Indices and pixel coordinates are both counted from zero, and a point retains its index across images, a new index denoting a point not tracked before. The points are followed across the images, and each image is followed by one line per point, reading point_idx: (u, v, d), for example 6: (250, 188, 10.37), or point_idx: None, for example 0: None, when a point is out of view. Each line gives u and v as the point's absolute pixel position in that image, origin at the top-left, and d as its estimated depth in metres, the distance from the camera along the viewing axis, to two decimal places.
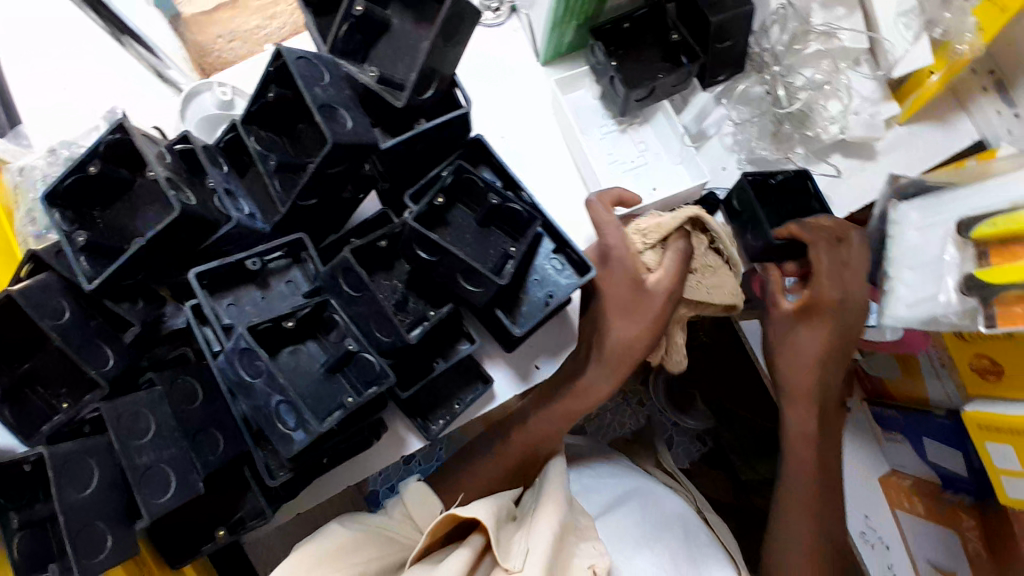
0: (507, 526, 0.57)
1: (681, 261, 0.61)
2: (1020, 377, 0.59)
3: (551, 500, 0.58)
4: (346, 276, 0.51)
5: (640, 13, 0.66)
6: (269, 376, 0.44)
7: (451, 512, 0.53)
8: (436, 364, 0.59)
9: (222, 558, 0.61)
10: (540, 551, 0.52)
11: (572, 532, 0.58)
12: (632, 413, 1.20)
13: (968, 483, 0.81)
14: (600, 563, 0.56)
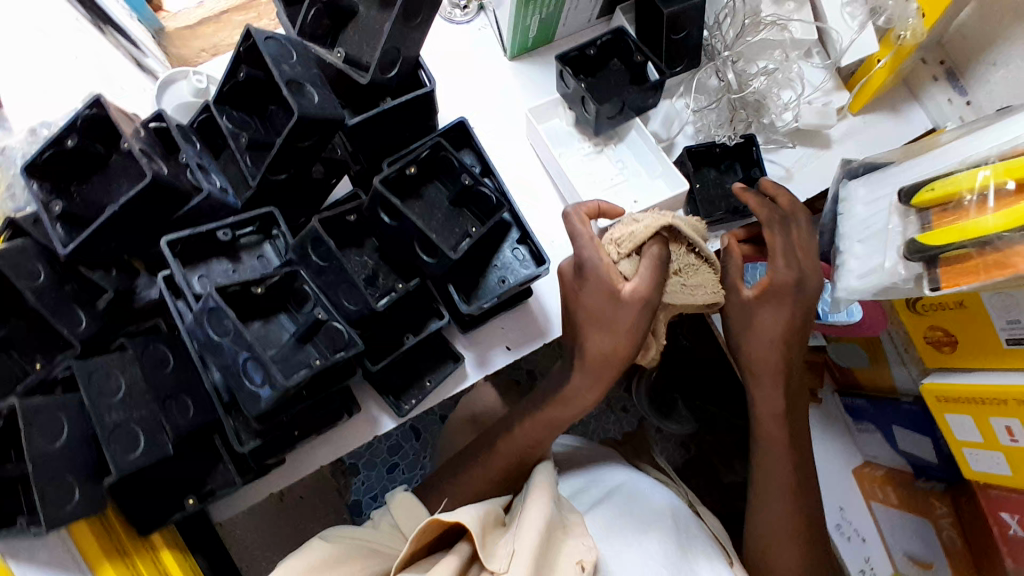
0: (493, 530, 0.58)
1: (658, 270, 0.59)
2: (974, 345, 0.59)
3: (534, 502, 0.59)
4: (315, 247, 0.53)
5: (605, 40, 0.68)
6: (236, 334, 0.46)
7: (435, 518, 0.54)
8: (406, 338, 0.59)
9: (190, 530, 0.62)
10: (525, 552, 0.54)
11: (559, 529, 0.59)
12: (617, 420, 1.28)
13: (939, 470, 0.85)
14: (586, 559, 0.57)
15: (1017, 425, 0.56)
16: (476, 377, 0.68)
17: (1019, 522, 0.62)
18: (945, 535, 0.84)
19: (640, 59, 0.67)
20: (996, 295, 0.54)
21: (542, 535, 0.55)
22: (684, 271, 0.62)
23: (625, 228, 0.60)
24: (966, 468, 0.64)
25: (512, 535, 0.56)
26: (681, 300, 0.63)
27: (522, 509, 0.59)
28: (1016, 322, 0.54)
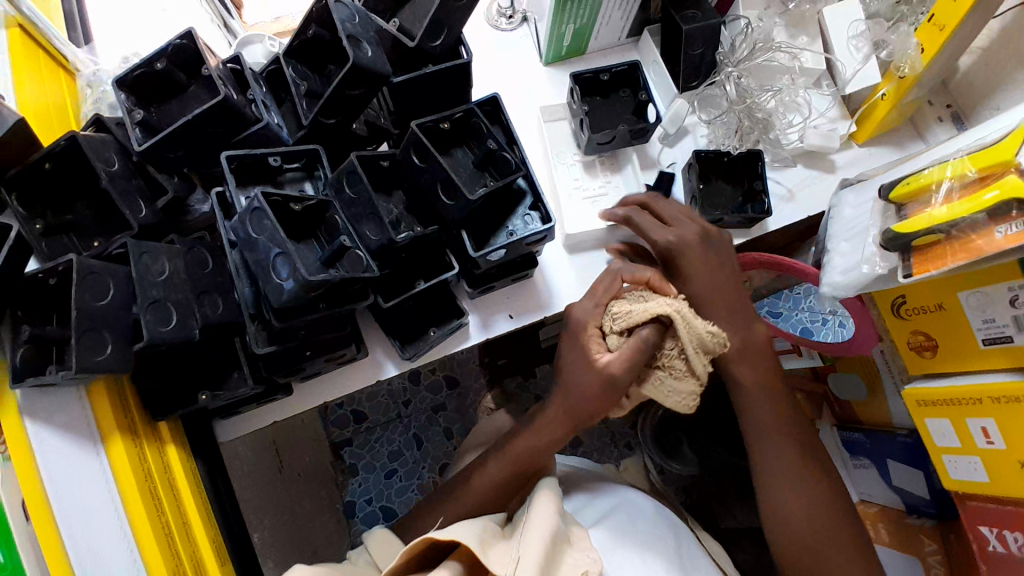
0: (494, 541, 0.61)
1: (634, 357, 0.63)
2: (953, 350, 0.61)
3: (539, 514, 0.62)
4: (350, 180, 0.59)
5: (618, 69, 0.76)
6: (271, 233, 0.52)
7: (427, 536, 0.57)
8: (418, 282, 0.65)
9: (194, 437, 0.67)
10: (528, 560, 0.56)
11: (562, 542, 0.61)
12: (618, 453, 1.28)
13: (930, 508, 0.84)
14: (592, 570, 0.59)
15: (991, 426, 0.57)
16: (478, 338, 0.73)
17: (999, 536, 0.62)
18: None
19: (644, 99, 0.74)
20: (971, 293, 0.57)
21: (547, 545, 0.58)
22: (669, 366, 0.64)
23: (627, 310, 0.64)
24: (947, 478, 0.65)
25: (517, 545, 0.59)
26: (659, 392, 0.66)
27: (528, 518, 0.62)
28: (990, 321, 0.56)
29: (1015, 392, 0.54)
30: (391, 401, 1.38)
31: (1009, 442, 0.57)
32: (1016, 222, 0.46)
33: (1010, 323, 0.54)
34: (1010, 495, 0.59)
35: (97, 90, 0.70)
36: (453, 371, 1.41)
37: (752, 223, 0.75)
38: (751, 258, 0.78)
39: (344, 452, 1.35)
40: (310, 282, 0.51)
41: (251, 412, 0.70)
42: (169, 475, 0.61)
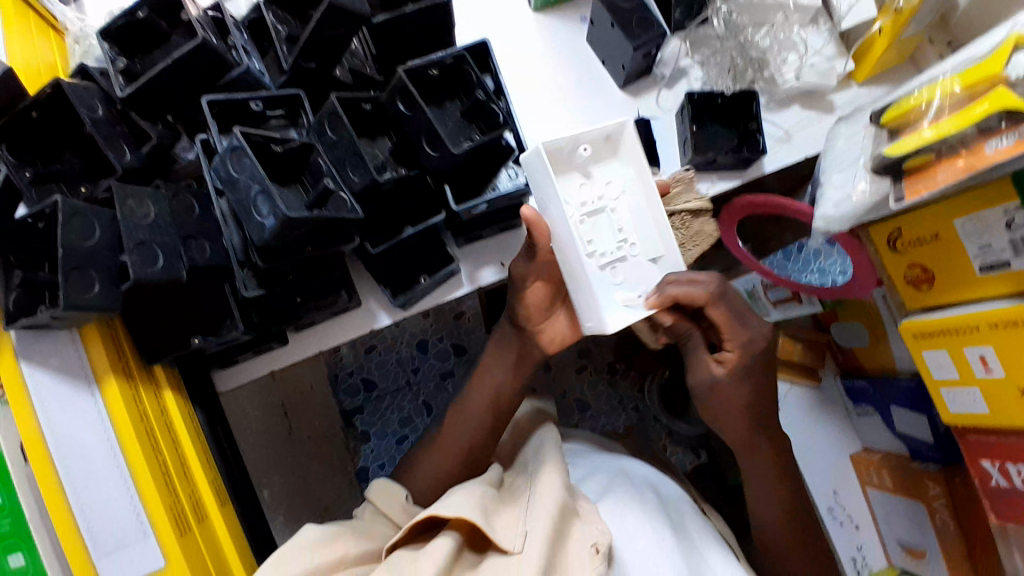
0: (497, 507, 0.66)
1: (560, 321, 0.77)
2: (952, 279, 0.59)
3: (547, 488, 0.66)
4: (332, 122, 0.58)
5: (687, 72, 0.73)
6: (251, 171, 0.52)
7: (430, 510, 0.62)
8: (406, 228, 0.65)
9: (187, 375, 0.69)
10: (537, 533, 0.61)
11: (571, 516, 0.64)
12: (626, 415, 1.29)
13: (934, 452, 0.83)
14: (601, 542, 0.61)
15: (990, 353, 0.56)
16: (468, 289, 0.73)
17: (1002, 470, 0.61)
18: (939, 520, 0.82)
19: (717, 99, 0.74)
20: (967, 220, 0.56)
21: (554, 520, 0.62)
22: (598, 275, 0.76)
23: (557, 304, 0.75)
24: (944, 412, 0.64)
25: (523, 518, 0.64)
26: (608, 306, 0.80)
27: (536, 487, 0.67)
28: (987, 247, 0.55)
29: (1012, 316, 0.53)
30: (399, 368, 1.38)
31: (1007, 370, 0.56)
32: (1007, 137, 0.45)
33: (1007, 248, 0.53)
34: (1009, 425, 0.58)
35: (84, 44, 0.70)
36: (460, 340, 1.40)
37: (746, 164, 0.74)
38: (748, 200, 0.76)
39: (355, 420, 1.35)
40: (290, 219, 0.51)
41: (249, 362, 0.71)
42: (166, 419, 0.63)
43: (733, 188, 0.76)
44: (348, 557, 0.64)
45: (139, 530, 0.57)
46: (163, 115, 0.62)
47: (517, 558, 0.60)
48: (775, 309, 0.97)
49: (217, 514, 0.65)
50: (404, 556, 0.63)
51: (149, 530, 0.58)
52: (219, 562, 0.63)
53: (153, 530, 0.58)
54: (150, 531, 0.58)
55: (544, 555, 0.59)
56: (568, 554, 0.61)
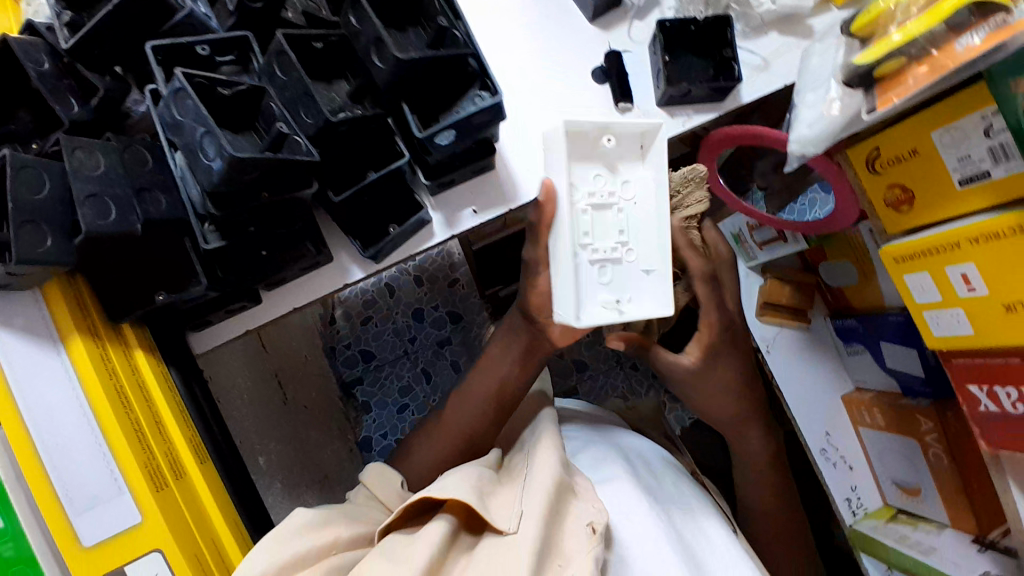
0: (494, 489, 0.66)
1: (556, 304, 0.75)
2: (934, 197, 0.57)
3: (543, 466, 0.65)
4: (280, 61, 0.56)
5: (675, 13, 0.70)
6: (195, 113, 0.51)
7: (422, 493, 0.62)
8: (369, 173, 0.63)
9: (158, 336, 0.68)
10: (533, 511, 0.59)
11: (569, 493, 0.63)
12: (624, 374, 1.29)
13: (924, 386, 0.82)
14: (597, 521, 0.59)
15: (971, 271, 0.54)
16: (444, 237, 0.71)
17: (990, 395, 0.60)
18: (932, 455, 0.81)
19: (693, 29, 0.71)
20: (943, 131, 0.53)
21: (550, 497, 0.60)
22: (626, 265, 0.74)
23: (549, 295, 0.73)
24: (929, 336, 0.63)
25: (520, 497, 0.63)
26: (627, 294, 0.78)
27: (532, 467, 0.66)
28: (965, 158, 0.52)
29: (995, 228, 0.51)
30: (397, 339, 1.37)
31: (989, 287, 0.54)
32: (983, 27, 0.42)
33: (986, 157, 0.51)
34: (995, 345, 0.56)
35: (35, 4, 0.68)
36: (455, 307, 1.39)
37: (722, 95, 0.71)
38: (722, 133, 0.73)
39: (356, 391, 1.34)
40: (236, 159, 0.50)
41: (221, 324, 0.71)
42: (139, 377, 0.63)
43: (709, 121, 0.73)
44: (339, 542, 0.63)
45: (114, 486, 0.58)
46: (111, 67, 0.62)
47: (510, 537, 0.58)
48: (763, 252, 0.96)
49: (197, 473, 0.65)
50: (395, 539, 0.62)
51: (123, 487, 0.58)
52: (200, 518, 0.63)
53: (128, 486, 0.58)
54: (125, 487, 0.58)
55: (539, 533, 0.57)
56: (566, 529, 0.59)
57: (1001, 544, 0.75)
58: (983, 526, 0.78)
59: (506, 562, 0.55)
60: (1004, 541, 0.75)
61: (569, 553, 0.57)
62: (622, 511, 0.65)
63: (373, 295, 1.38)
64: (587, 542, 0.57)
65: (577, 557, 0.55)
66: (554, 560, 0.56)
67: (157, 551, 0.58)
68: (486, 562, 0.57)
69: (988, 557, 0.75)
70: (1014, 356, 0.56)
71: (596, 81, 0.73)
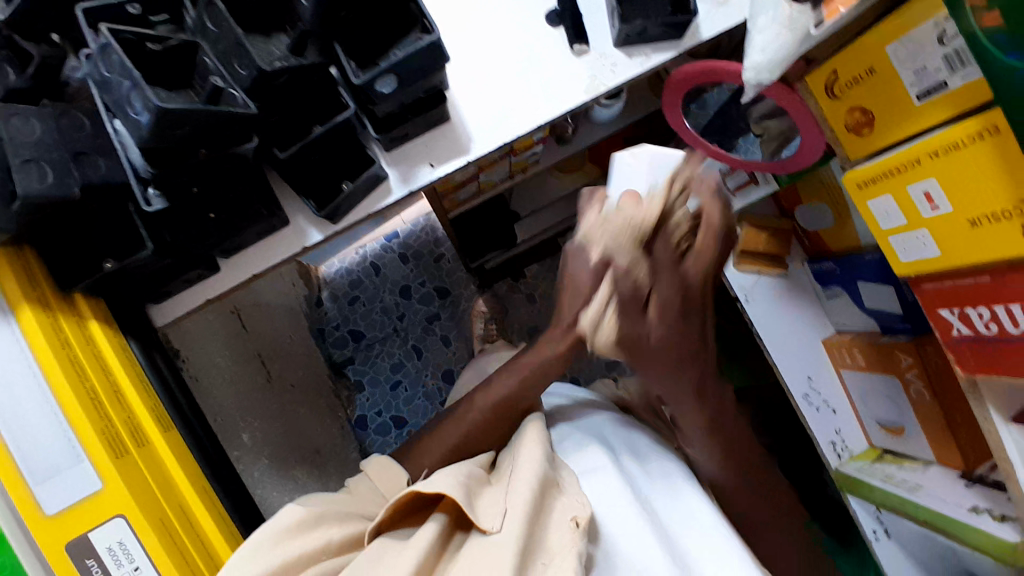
0: (481, 488, 0.63)
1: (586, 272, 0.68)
2: (893, 117, 0.55)
3: (528, 461, 0.62)
4: (209, 14, 0.55)
5: None
6: (120, 66, 0.51)
7: (413, 488, 0.59)
8: (315, 128, 0.62)
9: (115, 307, 0.67)
10: (516, 510, 0.56)
11: (553, 490, 0.60)
12: None
13: (904, 323, 0.80)
14: (581, 515, 0.57)
15: (934, 188, 0.53)
16: (401, 193, 0.68)
17: (963, 317, 0.57)
18: (914, 392, 0.79)
19: None
20: (898, 45, 0.51)
21: (535, 494, 0.58)
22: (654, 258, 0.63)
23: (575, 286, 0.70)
24: (896, 263, 0.62)
25: (505, 495, 0.59)
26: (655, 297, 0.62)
27: (517, 462, 0.63)
28: (922, 70, 0.50)
29: (953, 139, 0.49)
30: (387, 317, 1.41)
31: (952, 203, 0.52)
32: None
33: (942, 66, 0.49)
34: (960, 265, 0.55)
35: None
36: (442, 282, 1.43)
37: (680, 31, 0.69)
38: (684, 71, 0.71)
39: (348, 370, 1.38)
40: (164, 110, 0.49)
41: (182, 294, 0.68)
42: (95, 348, 0.62)
43: (670, 60, 0.71)
44: (329, 547, 0.59)
45: (72, 455, 0.58)
46: (46, 33, 0.60)
47: (495, 539, 0.55)
48: (738, 197, 0.94)
49: (160, 441, 0.65)
50: (386, 545, 0.59)
51: (83, 455, 0.58)
52: (164, 483, 0.64)
53: (87, 455, 0.58)
54: (84, 455, 0.58)
55: (521, 534, 0.54)
56: (551, 531, 0.56)
57: (989, 478, 0.73)
58: (970, 462, 0.76)
59: (493, 563, 0.52)
60: (992, 476, 0.73)
61: (552, 551, 0.54)
62: (604, 496, 0.63)
63: (360, 274, 1.43)
64: (570, 537, 0.55)
65: (563, 553, 0.54)
66: (538, 559, 0.54)
67: (120, 516, 0.59)
68: (468, 564, 0.54)
69: (976, 492, 0.73)
70: (983, 274, 0.54)
71: (549, 24, 0.70)
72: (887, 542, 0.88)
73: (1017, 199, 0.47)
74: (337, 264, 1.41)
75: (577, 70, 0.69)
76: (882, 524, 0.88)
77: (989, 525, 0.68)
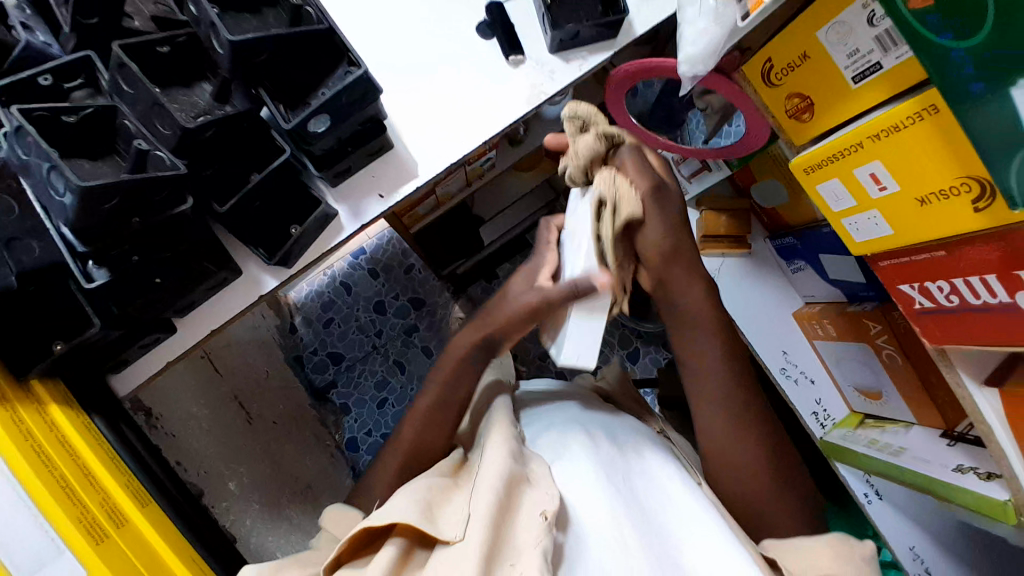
0: (446, 498, 0.60)
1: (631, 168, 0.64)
2: (829, 104, 0.55)
3: (492, 457, 0.60)
4: (123, 74, 0.53)
5: None
6: (37, 149, 0.49)
7: (361, 524, 0.56)
8: (252, 176, 0.60)
9: (71, 385, 0.64)
10: (479, 512, 0.54)
11: (520, 483, 0.58)
12: None
13: (868, 290, 0.82)
14: (550, 508, 0.55)
15: (879, 169, 0.53)
16: (353, 229, 0.67)
17: (923, 292, 0.58)
18: (886, 356, 0.80)
19: None
20: (828, 30, 0.51)
21: (499, 494, 0.55)
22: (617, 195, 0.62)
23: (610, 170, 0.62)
24: (852, 243, 0.62)
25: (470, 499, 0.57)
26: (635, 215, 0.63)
27: (482, 462, 0.61)
28: (854, 53, 0.50)
29: (892, 121, 0.49)
30: (363, 335, 1.39)
31: (897, 182, 0.52)
32: None
33: (874, 47, 0.48)
34: (914, 242, 0.55)
35: None
36: (416, 293, 1.41)
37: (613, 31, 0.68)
38: (624, 70, 0.70)
39: (333, 395, 1.36)
40: (85, 190, 0.48)
41: (140, 360, 0.66)
42: (59, 434, 0.60)
43: (607, 61, 0.70)
44: None
45: (52, 548, 0.56)
46: None
47: (460, 547, 0.52)
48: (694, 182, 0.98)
49: (140, 517, 0.63)
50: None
51: (62, 546, 0.56)
52: (151, 560, 0.62)
53: (67, 544, 0.56)
54: (64, 546, 0.56)
55: (485, 537, 0.52)
56: (519, 528, 0.54)
57: (970, 435, 0.73)
58: (949, 420, 0.76)
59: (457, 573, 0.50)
60: (972, 432, 0.73)
61: (520, 547, 0.52)
62: (574, 482, 0.60)
63: (330, 295, 1.40)
64: (537, 532, 0.52)
65: (528, 550, 0.51)
66: (507, 559, 0.52)
67: None
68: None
69: (959, 449, 0.74)
70: (938, 250, 0.54)
71: (481, 37, 0.69)
72: (880, 504, 0.90)
73: (962, 176, 0.48)
74: (305, 289, 1.39)
75: (516, 81, 0.68)
76: (873, 487, 0.90)
77: (975, 484, 0.68)
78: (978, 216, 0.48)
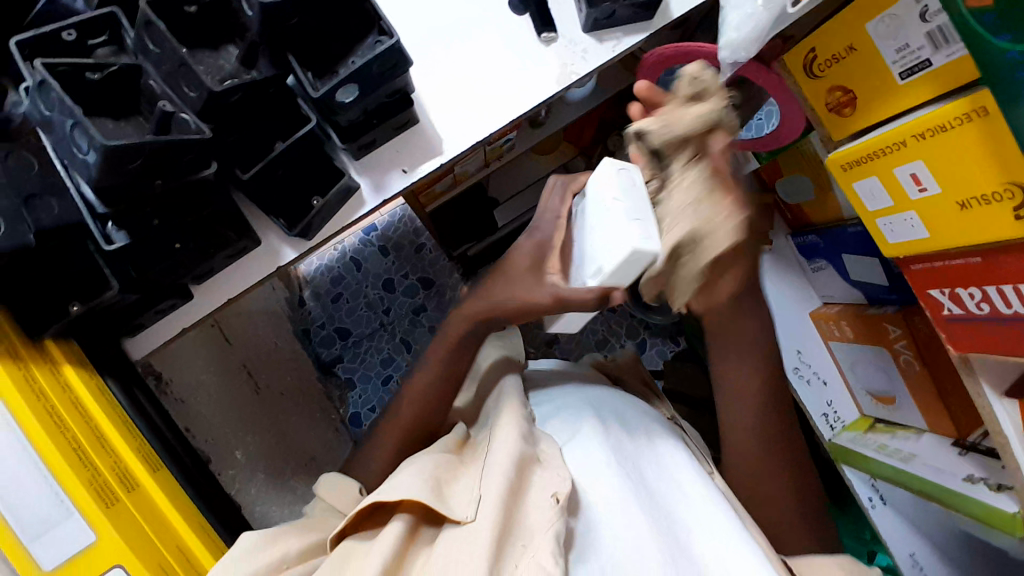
0: (454, 475, 0.59)
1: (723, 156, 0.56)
2: (874, 98, 0.54)
3: (502, 440, 0.59)
4: (150, 33, 0.52)
5: None
6: (60, 105, 0.48)
7: (368, 499, 0.56)
8: (277, 144, 0.59)
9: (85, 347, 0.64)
10: (490, 495, 0.54)
11: (530, 464, 0.58)
12: (603, 318, 1.27)
13: (891, 292, 0.80)
14: (562, 490, 0.54)
15: (921, 169, 0.52)
16: (375, 203, 0.66)
17: (952, 297, 0.57)
18: (903, 362, 0.80)
19: None
20: (879, 21, 0.50)
21: (509, 477, 0.55)
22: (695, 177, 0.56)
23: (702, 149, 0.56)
24: (885, 244, 0.61)
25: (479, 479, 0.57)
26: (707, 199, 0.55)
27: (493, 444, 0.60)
28: (904, 48, 0.49)
29: (940, 120, 0.48)
30: (371, 312, 1.38)
31: (940, 183, 0.51)
32: None
33: (925, 43, 0.47)
34: (950, 245, 0.54)
35: None
36: (425, 272, 1.40)
37: (650, 13, 0.66)
38: (658, 52, 0.68)
39: (338, 369, 1.34)
40: (109, 149, 0.48)
41: (155, 325, 0.65)
42: (73, 395, 0.60)
43: (641, 43, 0.68)
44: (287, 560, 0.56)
45: (62, 509, 0.56)
46: None
47: (468, 529, 0.52)
48: None
49: (150, 480, 0.63)
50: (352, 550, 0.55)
51: (72, 508, 0.56)
52: (159, 524, 0.62)
53: (77, 506, 0.57)
54: (73, 507, 0.56)
55: (496, 519, 0.52)
56: (528, 510, 0.54)
57: (982, 445, 0.73)
58: (962, 429, 0.76)
59: (466, 555, 0.50)
60: (985, 443, 0.73)
61: (531, 530, 0.52)
62: (586, 466, 0.59)
63: (340, 271, 1.39)
64: (548, 514, 0.52)
65: (538, 533, 0.51)
66: (518, 538, 0.51)
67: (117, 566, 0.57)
68: (443, 557, 0.51)
69: (969, 459, 0.73)
70: (974, 255, 0.53)
71: (514, 12, 0.67)
72: (885, 508, 0.89)
73: (1007, 182, 0.46)
74: (315, 262, 1.38)
75: (548, 60, 0.66)
76: (878, 491, 0.90)
77: (985, 495, 0.68)
78: (1018, 224, 0.47)
